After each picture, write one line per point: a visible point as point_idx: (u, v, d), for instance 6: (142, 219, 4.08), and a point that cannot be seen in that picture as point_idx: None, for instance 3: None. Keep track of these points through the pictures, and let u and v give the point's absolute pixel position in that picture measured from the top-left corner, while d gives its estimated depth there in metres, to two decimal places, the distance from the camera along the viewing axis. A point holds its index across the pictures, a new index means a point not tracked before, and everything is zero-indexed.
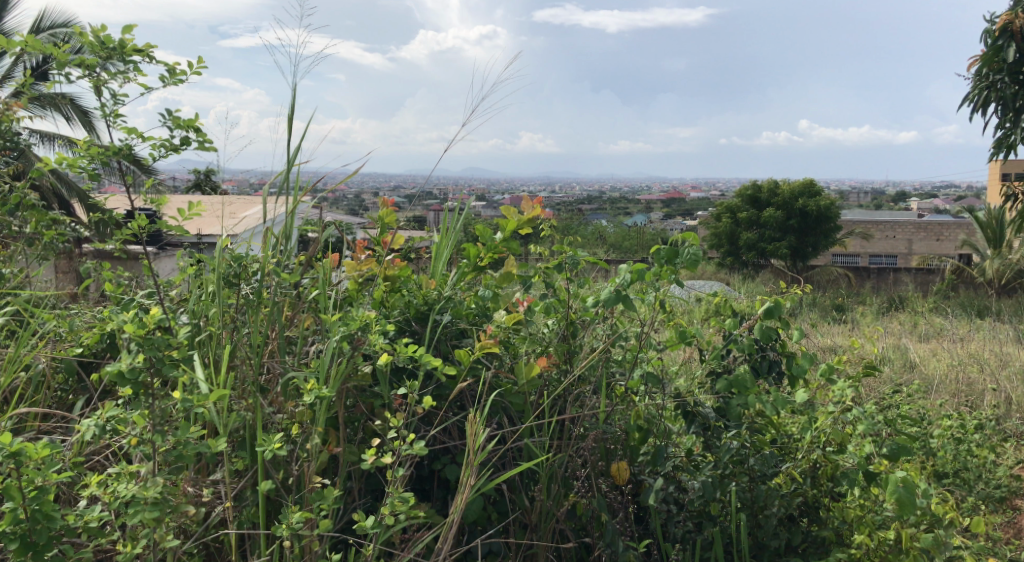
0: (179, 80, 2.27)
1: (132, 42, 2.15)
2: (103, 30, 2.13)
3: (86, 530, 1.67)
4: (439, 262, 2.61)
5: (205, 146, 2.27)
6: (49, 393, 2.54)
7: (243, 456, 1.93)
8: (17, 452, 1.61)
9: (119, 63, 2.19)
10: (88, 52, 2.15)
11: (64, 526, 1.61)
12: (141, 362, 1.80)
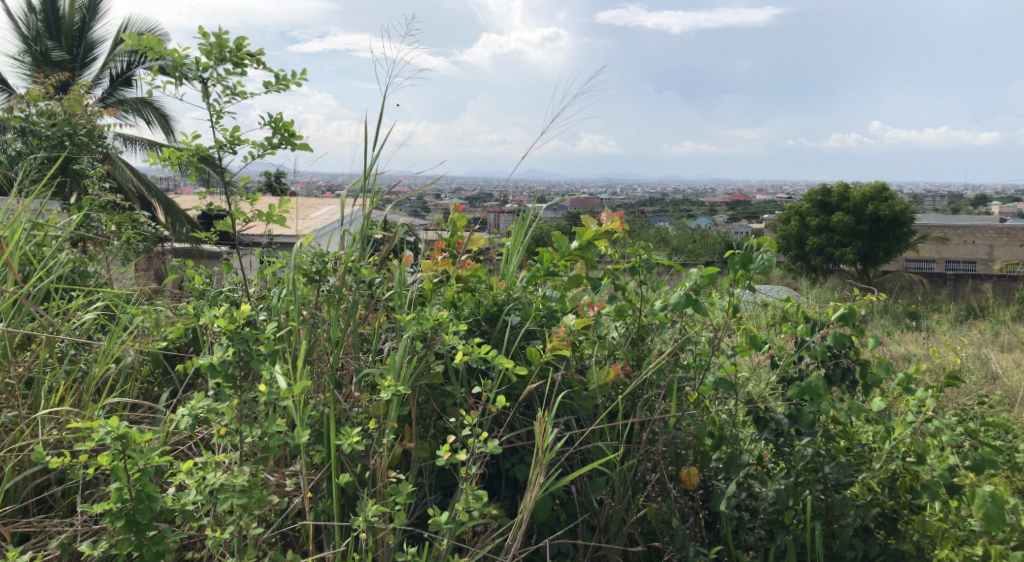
0: (282, 86, 2.41)
1: (245, 47, 2.33)
2: (221, 36, 2.31)
3: (179, 515, 1.77)
4: (510, 264, 2.64)
5: (298, 147, 2.37)
6: (137, 384, 2.67)
7: (320, 450, 2.00)
8: (124, 435, 1.71)
9: (231, 66, 2.35)
10: (205, 55, 2.34)
11: (164, 508, 1.73)
12: (231, 356, 1.90)
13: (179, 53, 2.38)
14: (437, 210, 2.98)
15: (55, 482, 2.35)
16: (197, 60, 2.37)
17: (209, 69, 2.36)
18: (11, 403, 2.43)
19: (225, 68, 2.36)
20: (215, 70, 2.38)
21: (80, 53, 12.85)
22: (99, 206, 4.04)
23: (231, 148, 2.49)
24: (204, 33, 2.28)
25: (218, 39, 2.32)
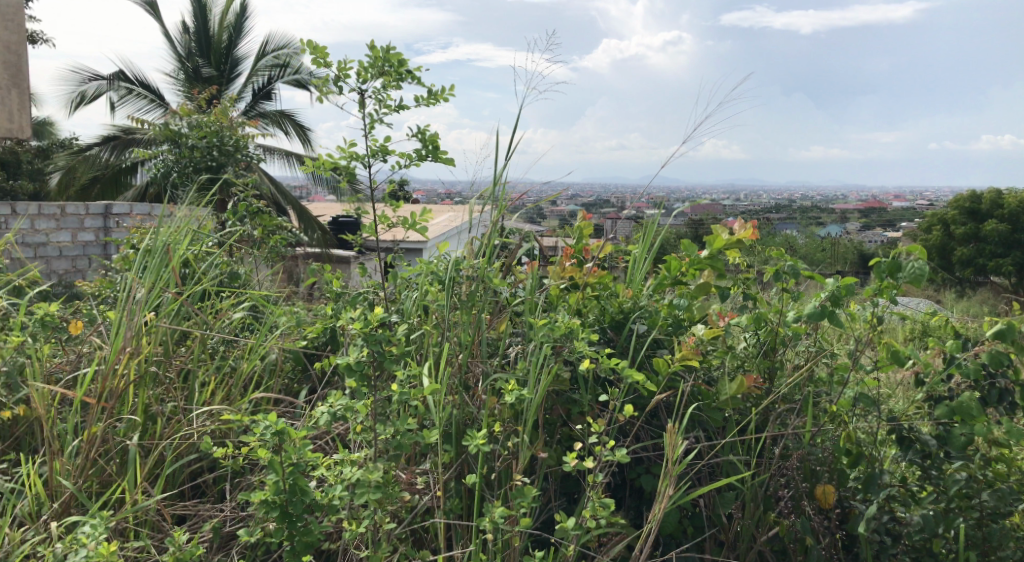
0: (434, 101, 2.52)
1: (405, 64, 2.45)
2: (385, 52, 2.44)
3: (327, 506, 1.87)
4: (636, 272, 2.63)
5: (443, 160, 2.48)
6: (280, 380, 2.85)
7: (448, 450, 2.06)
8: (282, 431, 1.85)
9: (389, 79, 2.48)
10: (367, 68, 2.47)
11: (314, 501, 1.82)
12: (365, 356, 1.99)
13: (342, 65, 2.51)
14: (552, 216, 2.96)
15: (207, 469, 2.55)
16: (359, 72, 2.50)
17: (369, 81, 2.49)
18: (170, 395, 2.64)
19: (383, 81, 2.49)
20: (374, 82, 2.51)
21: (228, 69, 13.77)
22: (246, 211, 4.31)
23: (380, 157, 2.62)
24: (370, 47, 2.42)
25: (381, 54, 2.45)
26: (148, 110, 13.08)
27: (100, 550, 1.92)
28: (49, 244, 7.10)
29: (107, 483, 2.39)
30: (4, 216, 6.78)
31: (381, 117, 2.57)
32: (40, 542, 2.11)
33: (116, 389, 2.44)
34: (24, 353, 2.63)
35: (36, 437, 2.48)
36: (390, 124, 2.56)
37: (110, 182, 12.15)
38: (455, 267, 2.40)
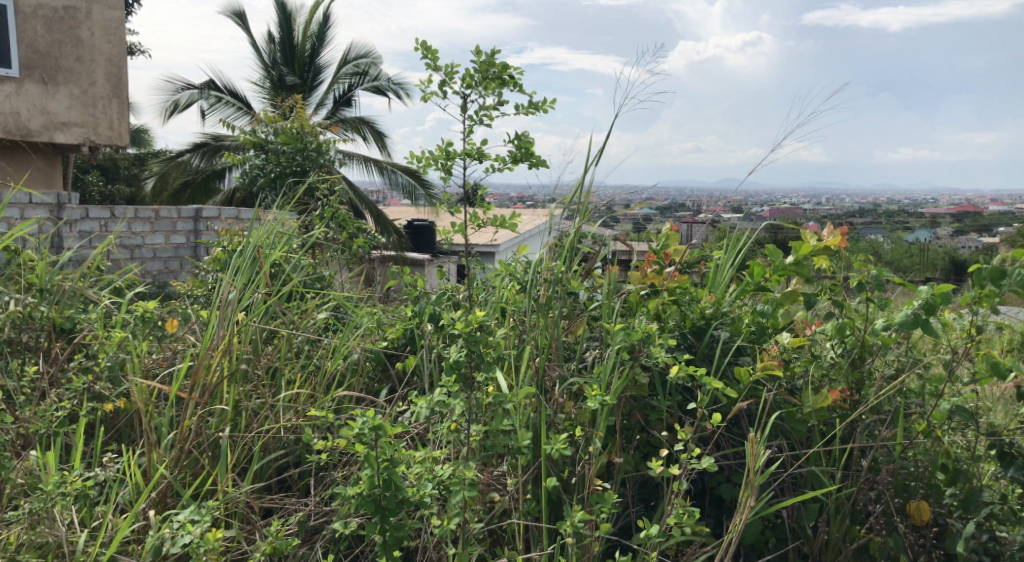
0: (532, 109, 2.71)
1: (511, 73, 2.62)
2: (494, 61, 2.60)
3: (416, 503, 1.93)
4: (719, 277, 2.60)
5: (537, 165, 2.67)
6: (362, 380, 2.93)
7: (526, 453, 2.08)
8: (379, 426, 1.96)
9: (494, 86, 2.64)
10: (474, 74, 2.63)
11: (405, 497, 1.91)
12: (463, 356, 2.12)
13: (449, 68, 2.66)
14: (625, 219, 2.84)
15: (292, 464, 2.64)
16: (465, 76, 2.65)
17: (473, 86, 2.65)
18: (259, 391, 2.74)
19: (487, 87, 2.65)
20: (477, 88, 2.67)
21: (311, 77, 14.19)
22: (329, 215, 4.44)
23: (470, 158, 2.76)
24: (481, 54, 2.57)
25: (489, 62, 2.61)
26: (236, 118, 13.61)
27: (203, 537, 2.02)
28: (144, 246, 7.46)
29: (200, 475, 2.49)
30: (104, 220, 7.15)
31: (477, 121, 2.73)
32: (141, 528, 2.22)
33: (208, 384, 2.55)
34: (126, 348, 2.77)
35: (136, 428, 2.60)
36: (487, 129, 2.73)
37: (201, 187, 12.70)
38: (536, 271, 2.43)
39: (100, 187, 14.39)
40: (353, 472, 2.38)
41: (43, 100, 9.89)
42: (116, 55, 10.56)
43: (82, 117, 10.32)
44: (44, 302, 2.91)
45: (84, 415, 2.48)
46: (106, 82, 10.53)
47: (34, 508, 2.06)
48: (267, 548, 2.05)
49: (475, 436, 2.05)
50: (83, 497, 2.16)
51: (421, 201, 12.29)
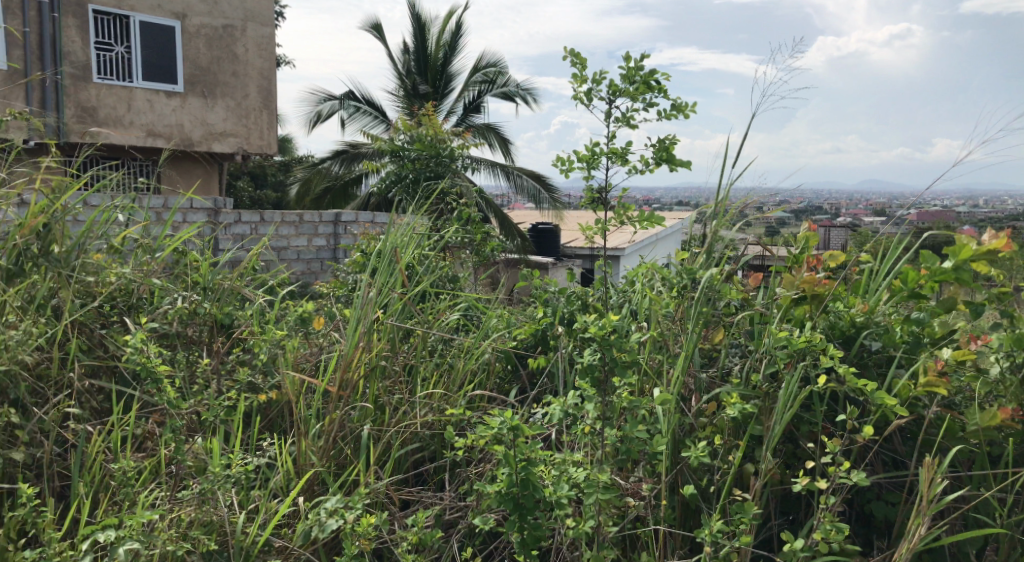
0: (678, 113, 2.69)
1: (657, 78, 2.63)
2: (643, 64, 2.62)
3: (552, 503, 1.96)
4: (874, 285, 2.46)
5: (679, 168, 2.66)
6: (494, 380, 3.01)
7: (663, 460, 2.07)
8: (516, 427, 2.00)
9: (641, 89, 2.65)
10: (620, 80, 2.66)
11: (543, 497, 1.95)
12: (593, 360, 2.11)
13: (597, 76, 2.71)
14: (758, 223, 2.77)
15: (429, 459, 2.73)
16: (611, 83, 2.69)
17: (620, 89, 2.67)
18: (397, 387, 2.86)
19: (634, 90, 2.66)
20: (624, 92, 2.68)
21: (442, 84, 14.61)
22: (460, 218, 4.57)
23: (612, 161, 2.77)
24: (630, 58, 2.60)
25: (636, 67, 2.63)
26: (372, 126, 14.22)
27: (353, 523, 2.14)
28: (288, 249, 7.91)
29: (345, 465, 2.62)
30: (254, 223, 7.65)
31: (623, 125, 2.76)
32: (293, 512, 2.38)
33: (353, 379, 2.69)
34: (278, 343, 2.96)
35: (288, 419, 2.79)
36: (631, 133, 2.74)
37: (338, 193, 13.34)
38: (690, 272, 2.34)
39: (249, 193, 15.42)
40: (487, 469, 2.46)
41: (204, 112, 10.75)
42: (266, 68, 11.27)
43: (236, 127, 11.11)
44: (207, 298, 3.14)
45: (243, 404, 2.67)
46: (258, 95, 11.27)
47: (203, 488, 2.24)
48: (413, 538, 2.16)
49: (612, 440, 2.04)
50: (244, 480, 2.32)
51: (544, 205, 12.57)
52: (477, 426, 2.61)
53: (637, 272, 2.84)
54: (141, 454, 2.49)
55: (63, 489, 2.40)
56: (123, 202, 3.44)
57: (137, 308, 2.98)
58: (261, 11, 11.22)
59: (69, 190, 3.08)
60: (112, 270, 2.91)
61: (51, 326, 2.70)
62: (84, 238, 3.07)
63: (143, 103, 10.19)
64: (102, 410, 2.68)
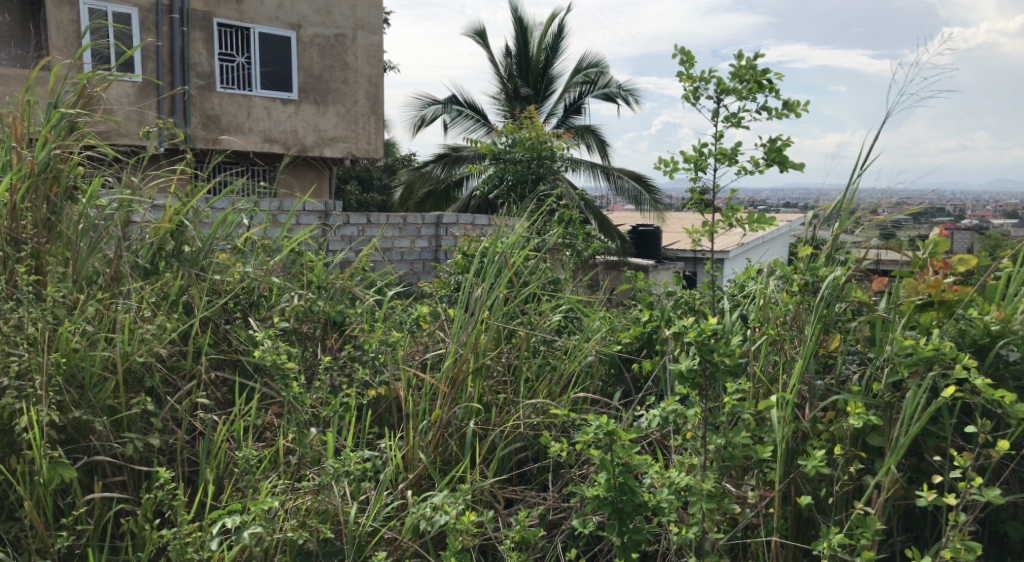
0: (791, 112, 2.60)
1: (769, 76, 2.54)
2: (755, 62, 2.54)
3: (657, 508, 1.95)
4: (1011, 290, 2.30)
5: (791, 168, 2.57)
6: (597, 382, 3.00)
7: (775, 469, 2.02)
8: (612, 432, 1.97)
9: (752, 88, 2.58)
10: (730, 79, 2.60)
11: (643, 502, 1.93)
12: (698, 364, 2.06)
13: (705, 74, 2.65)
14: (880, 224, 2.64)
15: (533, 459, 2.75)
16: (720, 81, 2.63)
17: (730, 89, 2.60)
18: (501, 387, 2.90)
19: (745, 90, 2.59)
20: (734, 91, 2.61)
21: (544, 87, 14.68)
22: (564, 220, 4.58)
23: (721, 162, 2.70)
24: (741, 56, 2.53)
25: (747, 65, 2.56)
26: (474, 129, 14.44)
27: (459, 519, 2.18)
28: (393, 249, 8.14)
29: (450, 462, 2.67)
30: (361, 225, 7.91)
31: (731, 125, 2.68)
32: (400, 506, 2.44)
33: (459, 378, 2.73)
34: (387, 341, 3.05)
35: (395, 415, 2.87)
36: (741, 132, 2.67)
37: (441, 196, 13.61)
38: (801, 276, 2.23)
39: (356, 196, 15.97)
40: (591, 472, 2.46)
41: (317, 118, 11.21)
42: (375, 75, 11.64)
43: (345, 132, 11.51)
44: (321, 297, 3.28)
45: (355, 399, 2.77)
46: (366, 101, 11.65)
47: (321, 479, 2.34)
48: (517, 537, 2.18)
49: (718, 447, 2.00)
50: (358, 473, 2.41)
51: (644, 206, 12.42)
52: (581, 427, 2.61)
53: (748, 275, 2.76)
54: (260, 444, 2.62)
55: (191, 474, 2.56)
56: (245, 205, 3.63)
57: (256, 306, 3.13)
58: (371, 20, 11.59)
59: (198, 194, 3.28)
60: (235, 269, 3.08)
61: (183, 321, 2.88)
62: (211, 239, 3.26)
63: (261, 111, 10.72)
64: (225, 402, 2.84)
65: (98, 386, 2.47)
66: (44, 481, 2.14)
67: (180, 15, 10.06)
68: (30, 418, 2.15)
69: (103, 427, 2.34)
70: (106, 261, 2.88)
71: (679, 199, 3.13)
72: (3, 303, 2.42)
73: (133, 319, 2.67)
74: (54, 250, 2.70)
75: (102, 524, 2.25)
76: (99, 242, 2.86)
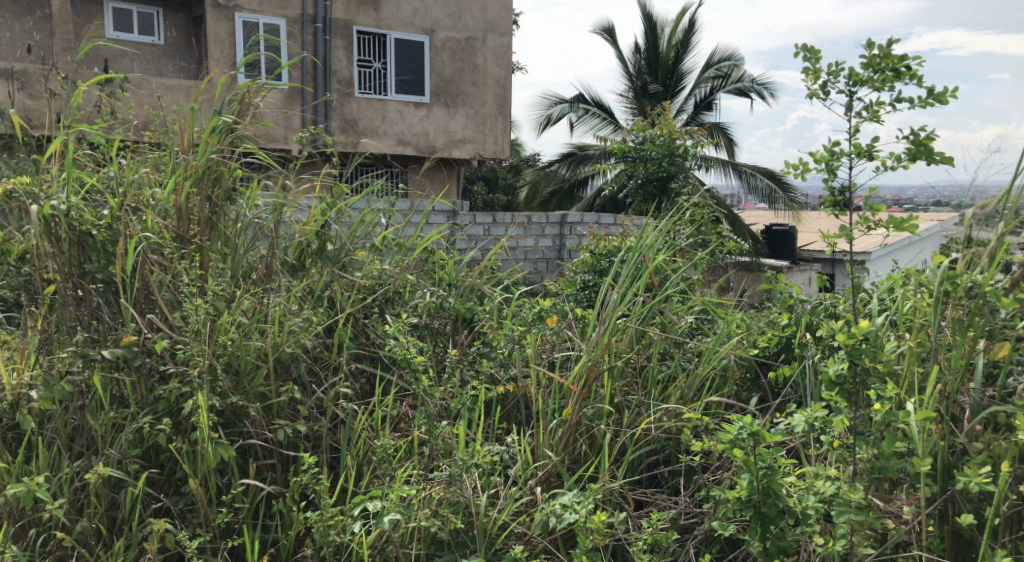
0: (933, 100, 2.42)
1: (906, 62, 2.37)
2: (889, 50, 2.37)
3: (802, 516, 1.88)
4: None
5: (938, 162, 2.39)
6: (733, 387, 2.92)
7: (930, 485, 1.90)
8: (756, 433, 1.94)
9: (887, 79, 2.41)
10: (862, 70, 2.44)
11: (788, 508, 1.88)
12: (847, 369, 1.96)
13: (833, 67, 2.49)
14: None
15: (664, 462, 2.72)
16: (851, 73, 2.47)
17: (863, 80, 2.45)
18: (632, 388, 2.87)
19: (880, 80, 2.43)
20: (867, 83, 2.45)
21: (674, 83, 14.42)
22: (696, 220, 4.47)
23: (858, 159, 2.55)
24: (873, 45, 2.37)
25: (880, 54, 2.40)
26: (600, 127, 14.37)
27: (591, 517, 2.19)
28: (518, 248, 8.21)
29: (579, 461, 2.67)
30: (488, 224, 8.05)
31: (866, 120, 2.52)
32: (530, 501, 2.48)
33: (589, 378, 2.73)
34: (516, 338, 3.09)
35: (524, 412, 2.91)
36: (877, 126, 2.50)
37: (566, 196, 13.61)
38: (959, 280, 2.07)
39: (482, 196, 16.25)
40: (724, 478, 2.40)
41: (447, 120, 11.51)
42: (503, 77, 11.82)
43: (473, 133, 11.74)
44: (452, 294, 3.36)
45: (484, 394, 2.83)
46: (495, 102, 11.84)
47: (451, 470, 2.40)
48: (649, 539, 2.16)
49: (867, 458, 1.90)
50: (487, 467, 2.46)
51: (778, 205, 11.93)
52: (715, 432, 2.55)
53: (897, 278, 2.59)
54: (397, 434, 2.73)
55: (333, 460, 2.69)
56: (381, 205, 3.78)
57: (392, 301, 3.25)
58: (501, 22, 11.77)
59: (339, 194, 3.45)
60: (375, 266, 3.21)
61: (326, 315, 3.04)
62: (351, 238, 3.42)
63: (394, 114, 11.13)
64: (364, 393, 2.97)
65: (252, 373, 2.65)
66: (206, 459, 2.32)
67: (324, 24, 10.58)
68: (196, 401, 2.34)
69: (256, 413, 2.50)
70: (260, 258, 3.07)
71: (814, 198, 2.96)
72: (174, 296, 2.64)
73: (283, 312, 2.84)
74: (215, 247, 2.91)
75: (256, 502, 2.42)
76: (254, 240, 3.07)
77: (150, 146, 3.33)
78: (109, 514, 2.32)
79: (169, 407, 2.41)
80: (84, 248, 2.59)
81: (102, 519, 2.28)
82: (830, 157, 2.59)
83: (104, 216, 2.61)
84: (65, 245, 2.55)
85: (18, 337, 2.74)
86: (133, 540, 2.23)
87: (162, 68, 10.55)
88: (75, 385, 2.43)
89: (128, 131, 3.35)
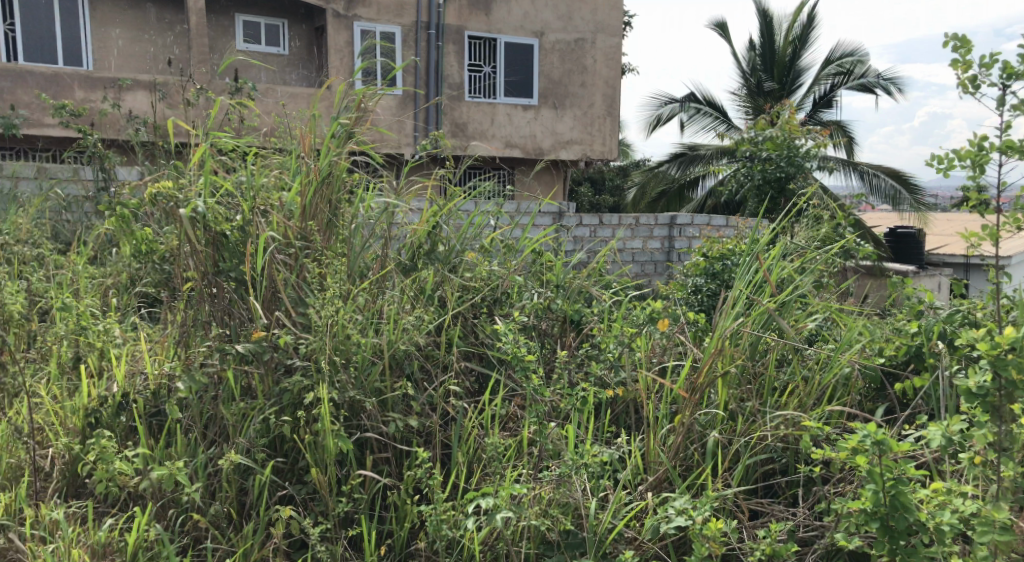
0: None
1: None
2: None
3: (937, 531, 1.80)
4: None
5: None
6: (855, 397, 2.78)
7: None
8: (881, 441, 1.84)
9: None
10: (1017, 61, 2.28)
11: (919, 521, 1.81)
12: (990, 382, 1.83)
13: (985, 59, 2.35)
14: None
15: (779, 472, 2.63)
16: (1004, 65, 2.32)
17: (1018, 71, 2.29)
18: (748, 395, 2.78)
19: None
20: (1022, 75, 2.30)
21: (790, 80, 13.90)
22: (816, 224, 4.30)
23: (1009, 156, 2.38)
24: None
25: None
26: (711, 127, 14.02)
27: (705, 524, 2.16)
28: (626, 250, 8.03)
29: (691, 468, 2.62)
30: (595, 227, 7.98)
31: (1020, 114, 2.36)
32: (641, 506, 2.45)
33: (703, 383, 2.67)
34: (626, 341, 3.05)
35: (633, 416, 2.87)
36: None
37: (675, 197, 13.32)
38: None
39: (588, 198, 16.16)
40: (847, 491, 2.30)
41: (555, 122, 11.55)
42: (612, 77, 11.75)
43: (580, 135, 11.72)
44: (560, 296, 3.37)
45: (594, 396, 2.81)
46: (603, 103, 11.78)
47: (562, 470, 2.40)
48: (768, 549, 2.12)
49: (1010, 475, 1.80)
50: (597, 469, 2.46)
51: (903, 205, 11.28)
52: (837, 443, 2.45)
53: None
54: (506, 434, 2.76)
55: (445, 456, 2.74)
56: (490, 207, 3.83)
57: (501, 302, 3.29)
58: (612, 22, 11.70)
59: (451, 196, 3.52)
60: (485, 267, 3.26)
61: (438, 314, 3.10)
62: (461, 240, 3.48)
63: (503, 117, 11.26)
64: (474, 391, 3.01)
65: (369, 369, 2.74)
66: (328, 450, 2.42)
67: (437, 31, 10.83)
68: (318, 394, 2.45)
69: (373, 408, 2.59)
70: (376, 258, 3.17)
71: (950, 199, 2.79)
72: (298, 294, 2.77)
73: (397, 311, 2.92)
74: (336, 247, 3.03)
75: (373, 494, 2.50)
76: (371, 241, 3.17)
77: (275, 151, 3.50)
78: (238, 499, 2.45)
79: (293, 400, 2.52)
80: (219, 248, 2.75)
81: (233, 503, 2.42)
82: (977, 154, 2.44)
83: (237, 218, 2.77)
84: (202, 245, 2.72)
85: (158, 330, 2.93)
86: (261, 524, 2.36)
87: (286, 77, 11.08)
88: (209, 376, 2.58)
89: (255, 137, 3.53)
